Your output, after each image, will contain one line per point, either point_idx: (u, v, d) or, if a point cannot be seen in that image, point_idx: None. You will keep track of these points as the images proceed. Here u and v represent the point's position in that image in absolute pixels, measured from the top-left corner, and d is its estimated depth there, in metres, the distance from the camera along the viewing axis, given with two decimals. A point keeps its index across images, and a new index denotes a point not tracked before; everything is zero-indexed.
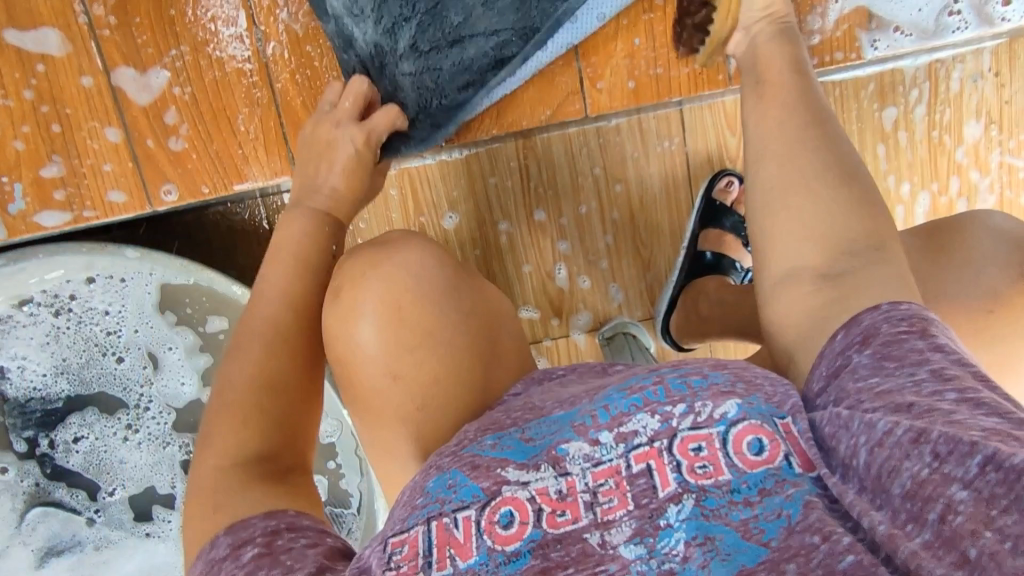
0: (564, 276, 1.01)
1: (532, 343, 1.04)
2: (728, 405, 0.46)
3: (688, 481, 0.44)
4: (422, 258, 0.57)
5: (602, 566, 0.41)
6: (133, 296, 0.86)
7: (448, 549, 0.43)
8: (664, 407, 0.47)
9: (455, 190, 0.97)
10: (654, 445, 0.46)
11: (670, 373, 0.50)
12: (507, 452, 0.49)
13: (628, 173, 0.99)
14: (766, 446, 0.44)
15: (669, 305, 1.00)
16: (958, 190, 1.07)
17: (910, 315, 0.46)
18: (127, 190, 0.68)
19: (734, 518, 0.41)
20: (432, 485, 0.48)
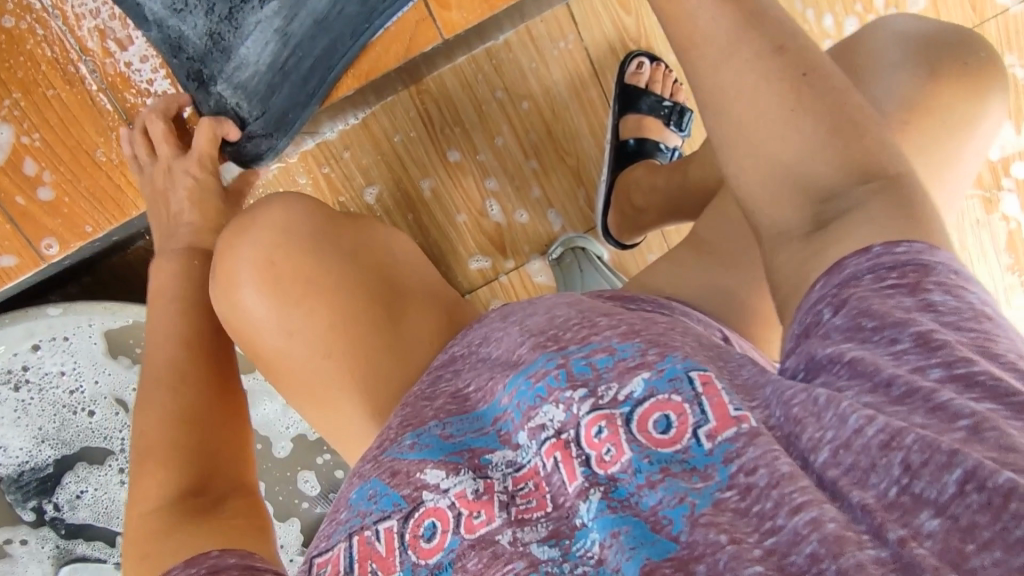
0: (499, 211, 0.99)
1: (482, 287, 1.02)
2: (634, 384, 0.43)
3: (596, 474, 0.41)
4: (290, 208, 0.58)
5: (511, 566, 0.39)
6: (82, 352, 0.86)
7: (370, 563, 0.43)
8: (567, 393, 0.44)
9: (364, 158, 0.94)
10: (562, 438, 0.43)
11: (575, 352, 0.47)
12: (425, 452, 0.47)
13: (532, 87, 0.95)
14: (672, 424, 0.40)
15: (604, 208, 0.97)
16: (885, 1, 1.00)
17: (906, 262, 0.36)
18: (15, 251, 0.67)
19: (643, 507, 0.38)
20: (355, 498, 0.47)
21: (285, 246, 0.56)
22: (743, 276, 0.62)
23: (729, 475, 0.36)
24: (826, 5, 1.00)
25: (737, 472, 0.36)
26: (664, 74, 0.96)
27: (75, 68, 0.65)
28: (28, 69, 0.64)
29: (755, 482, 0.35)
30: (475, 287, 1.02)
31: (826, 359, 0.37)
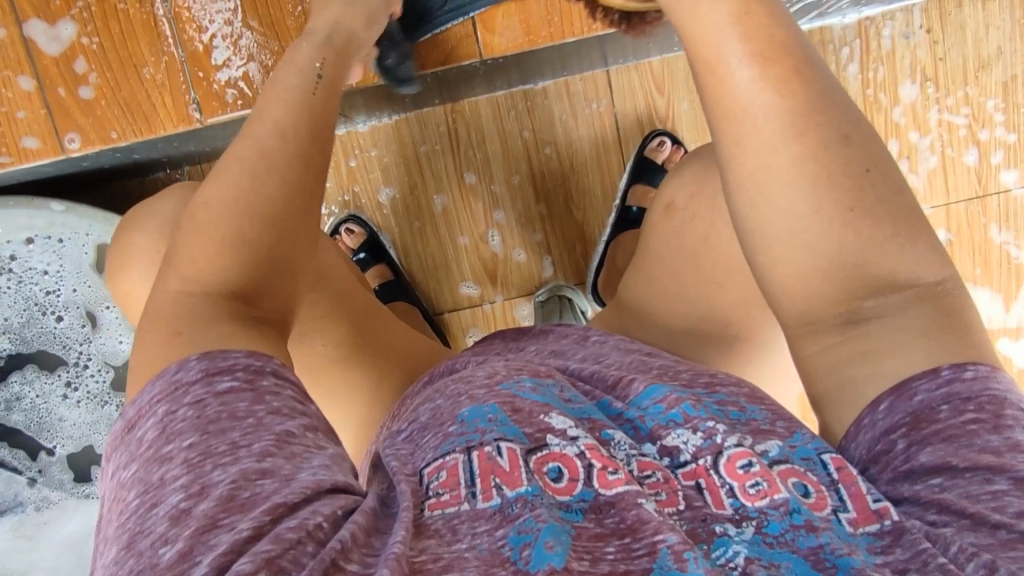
0: (499, 243, 1.02)
1: (465, 309, 1.03)
2: (770, 445, 0.44)
3: (744, 507, 0.41)
4: None
5: (660, 535, 0.37)
6: (70, 257, 0.89)
7: (493, 478, 0.41)
8: (707, 423, 0.45)
9: (386, 157, 0.99)
10: (701, 463, 0.43)
11: (705, 396, 0.48)
12: (550, 402, 0.47)
13: (557, 135, 1.00)
14: (811, 494, 0.41)
15: (597, 265, 1.01)
16: (898, 151, 1.07)
17: (977, 394, 0.40)
18: (40, 136, 0.72)
19: (801, 546, 0.38)
20: (467, 415, 0.46)
21: None
22: (692, 335, 0.65)
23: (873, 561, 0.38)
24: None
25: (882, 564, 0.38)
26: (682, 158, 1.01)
27: None
28: None
29: None
30: (457, 308, 1.03)
31: (912, 494, 0.40)
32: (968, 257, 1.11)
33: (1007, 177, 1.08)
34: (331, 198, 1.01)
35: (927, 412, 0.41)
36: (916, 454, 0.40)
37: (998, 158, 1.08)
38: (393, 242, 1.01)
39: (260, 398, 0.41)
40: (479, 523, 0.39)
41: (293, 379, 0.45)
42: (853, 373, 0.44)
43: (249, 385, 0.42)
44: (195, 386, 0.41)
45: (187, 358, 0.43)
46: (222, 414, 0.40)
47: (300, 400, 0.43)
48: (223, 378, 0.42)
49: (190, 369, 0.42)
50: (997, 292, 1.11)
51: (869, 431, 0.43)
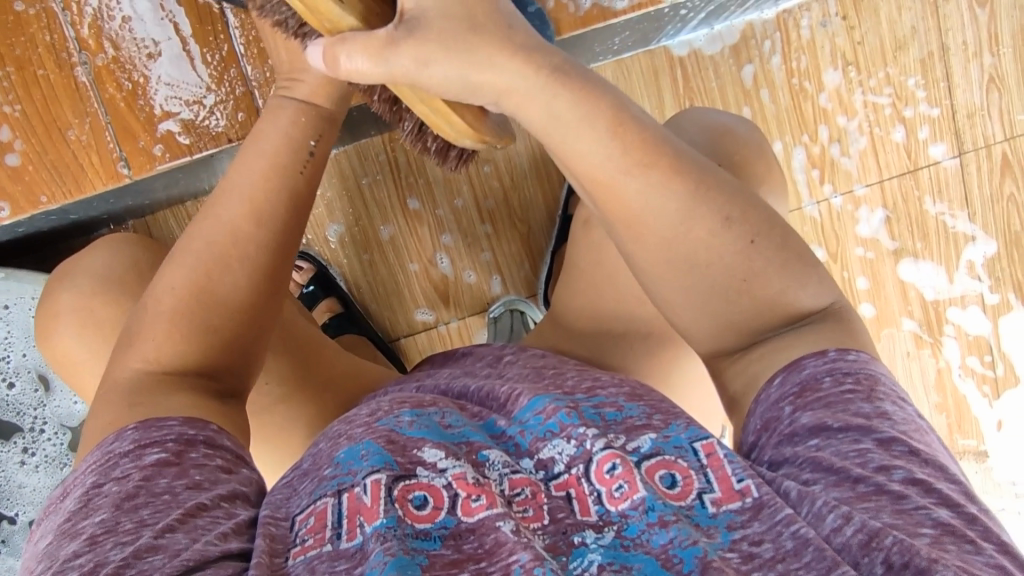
0: (448, 264, 1.03)
1: (421, 333, 1.04)
2: (642, 440, 0.49)
3: (609, 512, 0.46)
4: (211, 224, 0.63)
5: (514, 556, 0.41)
6: (19, 322, 0.89)
7: (357, 517, 0.45)
8: (579, 430, 0.50)
9: (328, 191, 1.00)
10: (572, 473, 0.48)
11: (585, 401, 0.53)
12: (428, 433, 0.51)
13: (495, 153, 1.02)
14: (678, 482, 0.47)
15: (547, 276, 1.02)
16: (829, 135, 1.11)
17: (855, 371, 0.48)
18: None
19: (654, 544, 0.43)
20: (343, 457, 0.50)
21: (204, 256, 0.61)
22: (623, 340, 0.67)
23: (730, 538, 0.43)
24: (775, 129, 1.11)
25: (740, 538, 0.43)
26: None
27: (69, 56, 0.72)
28: (25, 48, 0.71)
29: (759, 551, 0.42)
30: (413, 333, 1.04)
31: (793, 452, 0.47)
32: (908, 232, 1.14)
33: (935, 151, 1.12)
34: None
35: (815, 385, 0.48)
36: (804, 416, 0.47)
37: (925, 133, 1.12)
38: (343, 274, 1.02)
39: (190, 467, 0.46)
40: (341, 561, 0.43)
41: (232, 447, 0.49)
42: (753, 370, 0.52)
43: (176, 458, 0.46)
44: (126, 455, 0.46)
45: (125, 427, 0.47)
46: (140, 482, 0.44)
47: (224, 470, 0.47)
48: (151, 446, 0.46)
49: (123, 440, 0.46)
50: (940, 263, 1.15)
51: (764, 401, 0.50)
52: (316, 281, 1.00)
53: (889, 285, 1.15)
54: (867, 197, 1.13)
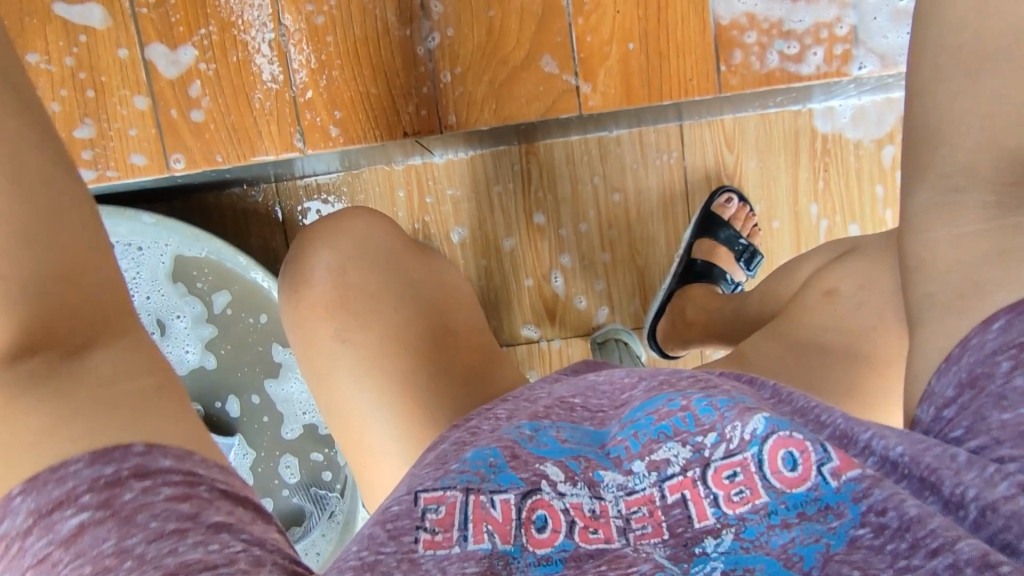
0: (561, 284, 1.03)
1: (521, 344, 1.05)
2: (755, 422, 0.43)
3: (726, 514, 0.42)
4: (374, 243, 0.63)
5: (635, 567, 0.39)
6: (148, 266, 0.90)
7: (484, 527, 0.41)
8: (695, 437, 0.45)
9: (455, 191, 1.00)
10: (688, 475, 0.44)
11: (695, 392, 0.48)
12: (545, 450, 0.47)
13: (627, 182, 1.02)
14: (798, 461, 0.41)
15: (658, 311, 1.02)
16: None
17: None
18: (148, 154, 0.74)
19: (773, 546, 0.39)
20: (471, 456, 0.46)
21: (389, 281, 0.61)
22: None
23: (861, 511, 0.38)
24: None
25: (868, 510, 0.38)
26: (748, 215, 1.02)
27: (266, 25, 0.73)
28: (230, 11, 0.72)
29: (887, 522, 0.37)
30: (515, 342, 1.05)
31: None
32: None
33: None
34: (402, 225, 1.01)
35: None
36: None
37: None
38: None
39: (126, 508, 0.36)
40: (470, 565, 0.39)
41: (173, 464, 0.40)
42: None
43: (107, 511, 0.36)
44: (15, 538, 0.36)
45: (10, 492, 0.38)
46: (72, 561, 0.34)
47: (177, 502, 0.37)
48: (61, 503, 0.36)
49: (15, 515, 0.37)
50: None
51: None
52: None
53: None
54: None
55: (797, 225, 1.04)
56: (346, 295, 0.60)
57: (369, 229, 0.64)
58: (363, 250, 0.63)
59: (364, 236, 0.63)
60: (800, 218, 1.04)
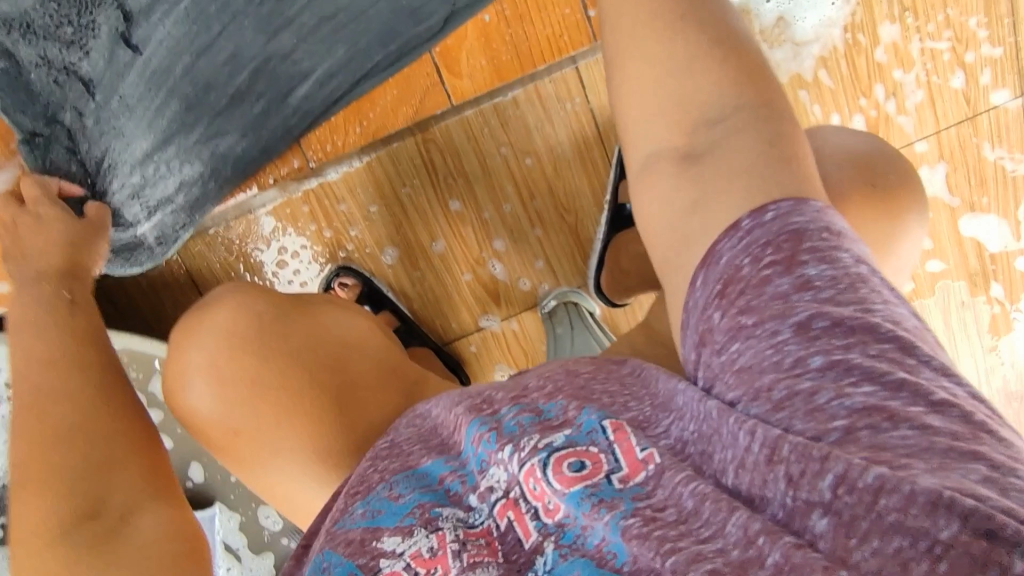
0: (501, 271, 1.00)
1: (474, 333, 1.02)
2: (554, 437, 0.50)
3: (544, 525, 0.48)
4: (239, 310, 0.65)
5: None
6: None
7: None
8: (499, 455, 0.51)
9: (370, 206, 0.95)
10: (510, 496, 0.50)
11: (505, 415, 0.53)
12: (378, 519, 0.52)
13: (535, 144, 0.96)
14: (585, 465, 0.48)
15: (598, 265, 0.98)
16: (884, 93, 1.04)
17: None
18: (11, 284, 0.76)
19: (588, 546, 0.45)
20: (312, 570, 0.50)
21: (229, 348, 0.63)
22: None
23: (633, 504, 0.44)
24: (832, 104, 1.05)
25: (644, 504, 0.44)
26: None
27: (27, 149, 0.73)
28: None
29: (662, 515, 0.43)
30: (467, 333, 1.02)
31: None
32: (966, 181, 1.08)
33: (997, 97, 1.05)
34: (319, 252, 0.97)
35: None
36: None
37: (986, 77, 1.04)
38: (391, 285, 0.99)
39: None
40: None
41: None
42: None
43: None
44: None
45: None
46: None
47: None
48: None
49: None
50: (1001, 216, 1.10)
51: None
52: (363, 297, 0.96)
53: (947, 241, 1.10)
54: (925, 153, 1.07)
55: None
56: (225, 393, 0.62)
57: (233, 318, 0.64)
58: (231, 340, 0.63)
59: (235, 314, 0.65)
60: None
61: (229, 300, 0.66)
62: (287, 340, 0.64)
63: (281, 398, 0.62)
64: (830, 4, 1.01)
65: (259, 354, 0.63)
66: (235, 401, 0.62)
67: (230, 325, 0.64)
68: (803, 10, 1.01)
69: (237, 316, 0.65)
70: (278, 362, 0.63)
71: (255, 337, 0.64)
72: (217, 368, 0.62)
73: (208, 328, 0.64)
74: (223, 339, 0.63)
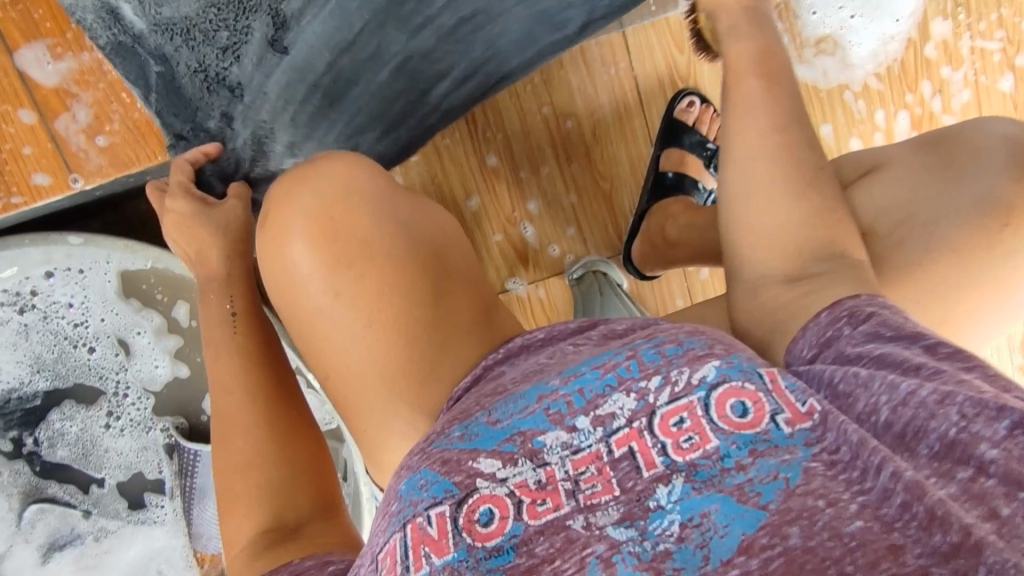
0: (533, 233, 0.99)
1: (501, 294, 1.01)
2: (705, 370, 0.45)
3: (675, 461, 0.42)
4: (352, 173, 0.62)
5: (589, 549, 0.40)
6: (94, 287, 0.85)
7: (424, 547, 0.43)
8: (639, 384, 0.46)
9: (411, 152, 0.94)
10: (633, 427, 0.45)
11: (642, 345, 0.50)
12: (477, 441, 0.47)
13: (578, 106, 0.96)
14: (749, 408, 0.43)
15: (631, 233, 0.97)
16: (930, 90, 1.02)
17: None
18: (50, 172, 0.75)
19: (728, 484, 0.41)
20: (405, 488, 0.47)
21: (342, 205, 0.60)
22: None
23: (810, 451, 0.41)
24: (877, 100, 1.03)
25: (819, 450, 0.41)
26: (711, 116, 0.97)
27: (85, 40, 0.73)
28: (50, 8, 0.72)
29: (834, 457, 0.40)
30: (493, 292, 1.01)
31: None
32: None
33: None
34: None
35: None
36: None
37: None
38: None
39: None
40: None
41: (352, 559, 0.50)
42: None
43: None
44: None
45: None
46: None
47: None
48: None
49: None
50: None
51: None
52: None
53: None
54: None
55: None
56: (334, 252, 0.58)
57: (348, 174, 0.62)
58: (345, 198, 0.60)
59: (348, 180, 0.61)
60: None
61: (339, 162, 0.64)
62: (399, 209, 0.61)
63: (331, 279, 0.58)
64: (894, 21, 1.00)
65: (375, 216, 0.60)
66: (327, 267, 0.58)
67: (347, 185, 0.61)
68: (858, 36, 1.01)
69: (365, 178, 0.62)
70: (368, 210, 0.60)
71: (369, 200, 0.61)
72: (329, 226, 0.58)
73: (318, 183, 0.61)
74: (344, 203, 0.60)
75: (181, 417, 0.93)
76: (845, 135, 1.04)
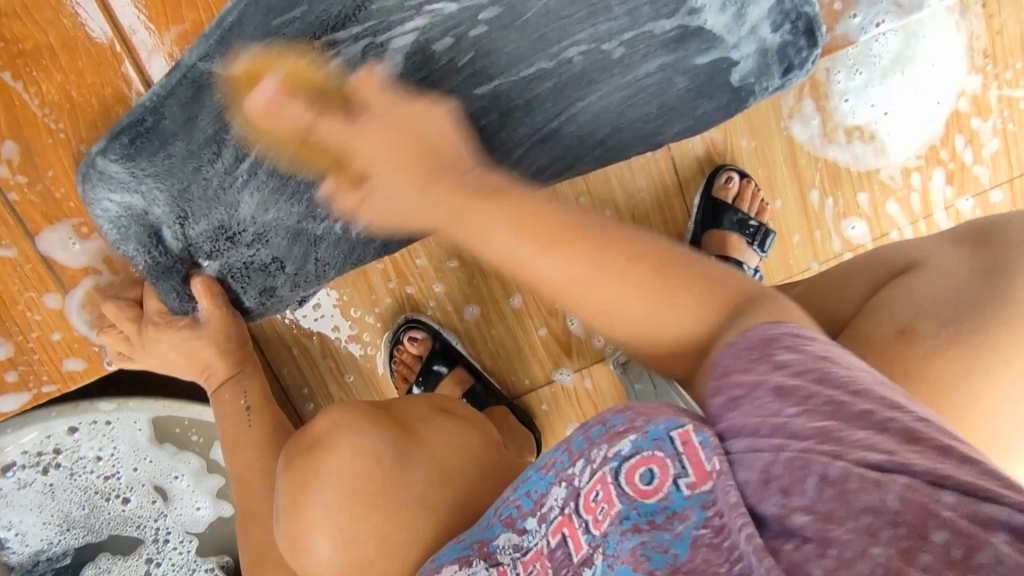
0: (578, 324, 0.96)
1: (545, 387, 0.97)
2: (620, 445, 0.45)
3: (594, 538, 0.44)
4: (359, 452, 0.55)
5: None
6: (124, 437, 0.79)
7: None
8: (568, 473, 0.48)
9: (448, 259, 0.90)
10: (564, 513, 0.47)
11: (578, 431, 0.50)
12: (443, 556, 0.51)
13: (616, 193, 0.92)
14: (655, 475, 0.43)
15: None
16: (961, 143, 0.98)
17: None
18: (84, 357, 0.71)
19: (626, 551, 0.41)
20: None
21: (351, 507, 0.53)
22: None
23: (703, 514, 0.40)
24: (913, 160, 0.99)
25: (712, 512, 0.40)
26: (753, 191, 0.93)
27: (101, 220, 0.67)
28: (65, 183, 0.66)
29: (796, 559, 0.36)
30: (536, 386, 0.97)
31: None
32: None
33: None
34: (384, 304, 0.91)
35: None
36: None
37: None
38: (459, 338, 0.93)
39: None
40: None
41: None
42: None
43: None
44: None
45: None
46: None
47: None
48: None
49: None
50: None
51: None
52: (434, 352, 0.90)
53: None
54: (999, 204, 1.01)
55: (802, 205, 0.98)
56: (356, 551, 0.53)
57: (353, 465, 0.55)
58: (355, 488, 0.54)
59: (349, 470, 0.55)
60: (806, 207, 0.98)
61: (345, 438, 0.56)
62: (414, 484, 0.55)
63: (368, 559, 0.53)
64: (935, 103, 0.96)
65: (389, 507, 0.54)
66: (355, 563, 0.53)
67: (357, 472, 0.54)
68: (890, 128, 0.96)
69: (376, 451, 0.55)
70: (394, 503, 0.54)
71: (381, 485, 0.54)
72: (344, 525, 0.53)
73: (326, 474, 0.55)
74: (349, 496, 0.54)
75: (225, 554, 0.88)
76: (881, 199, 0.99)
